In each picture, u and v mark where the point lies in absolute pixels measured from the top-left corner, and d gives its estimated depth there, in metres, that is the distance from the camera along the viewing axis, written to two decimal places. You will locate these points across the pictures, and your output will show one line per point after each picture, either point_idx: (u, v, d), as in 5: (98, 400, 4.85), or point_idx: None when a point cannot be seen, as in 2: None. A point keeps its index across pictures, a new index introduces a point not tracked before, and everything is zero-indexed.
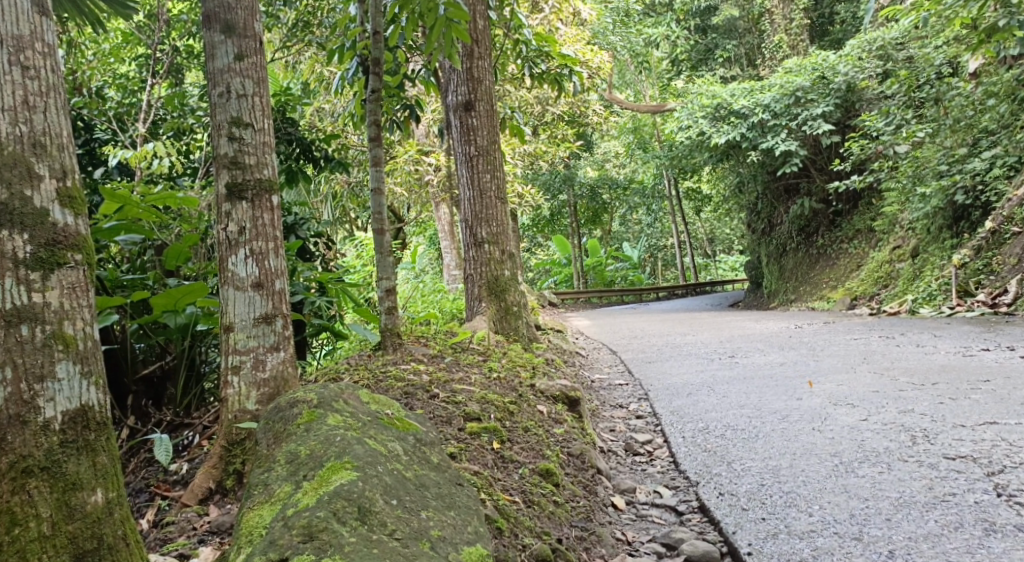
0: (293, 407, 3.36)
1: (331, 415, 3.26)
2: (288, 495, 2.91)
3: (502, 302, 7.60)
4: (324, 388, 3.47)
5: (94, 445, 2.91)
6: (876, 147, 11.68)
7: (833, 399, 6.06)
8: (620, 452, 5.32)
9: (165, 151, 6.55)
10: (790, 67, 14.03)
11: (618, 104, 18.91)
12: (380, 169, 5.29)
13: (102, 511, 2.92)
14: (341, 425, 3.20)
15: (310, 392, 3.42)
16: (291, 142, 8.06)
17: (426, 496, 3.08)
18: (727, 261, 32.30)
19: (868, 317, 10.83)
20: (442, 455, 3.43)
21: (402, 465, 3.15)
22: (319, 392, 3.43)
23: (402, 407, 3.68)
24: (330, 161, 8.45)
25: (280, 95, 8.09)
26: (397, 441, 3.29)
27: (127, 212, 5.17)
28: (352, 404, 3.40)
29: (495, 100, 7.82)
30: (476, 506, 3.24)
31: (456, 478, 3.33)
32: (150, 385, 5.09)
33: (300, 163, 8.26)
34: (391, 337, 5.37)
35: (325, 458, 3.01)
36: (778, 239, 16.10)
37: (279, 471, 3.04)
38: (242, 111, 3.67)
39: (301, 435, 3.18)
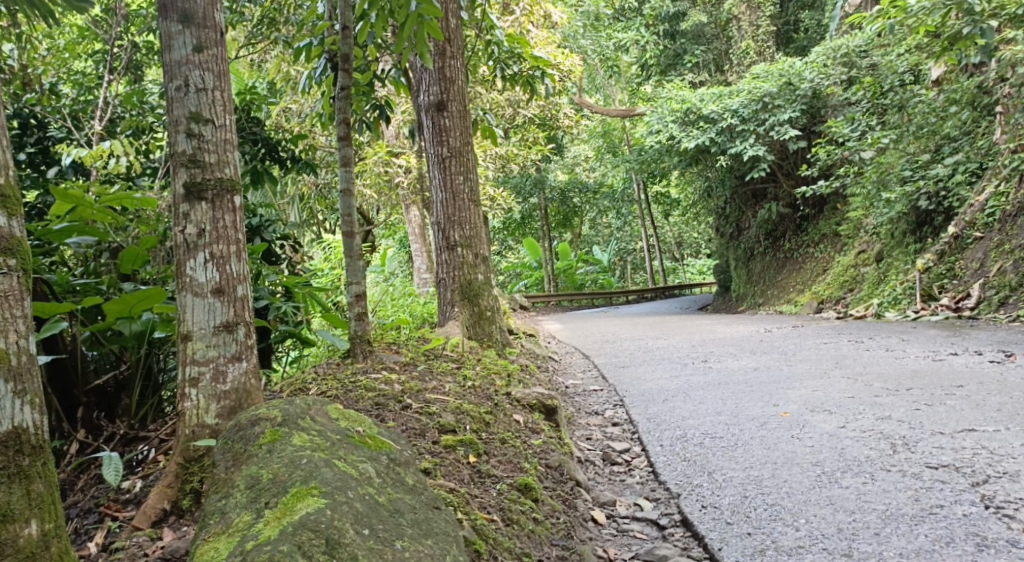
0: (255, 426, 3.22)
1: (297, 434, 3.14)
2: (248, 525, 2.79)
3: (474, 307, 7.41)
4: (287, 404, 3.32)
5: (28, 471, 2.94)
6: (843, 153, 11.65)
7: (810, 405, 5.95)
8: (597, 461, 5.16)
9: (122, 149, 6.27)
10: (758, 72, 13.99)
11: (587, 108, 18.80)
12: (349, 169, 5.07)
13: (38, 544, 2.95)
14: (308, 446, 3.08)
15: (273, 409, 3.29)
16: (257, 142, 7.81)
17: (401, 524, 2.91)
18: (694, 265, 32.35)
19: (835, 320, 10.80)
20: (417, 476, 3.26)
21: (375, 489, 3.00)
22: (282, 409, 3.29)
23: (374, 423, 3.53)
24: (298, 162, 8.20)
25: (244, 94, 7.85)
26: (368, 462, 3.14)
27: (82, 213, 4.91)
28: (320, 421, 3.26)
29: (468, 100, 7.63)
30: (454, 531, 3.07)
31: (432, 501, 3.16)
32: (104, 396, 4.85)
33: (266, 164, 8.00)
34: (361, 344, 5.15)
35: (290, 483, 2.90)
36: (745, 243, 16.07)
37: (239, 498, 2.92)
38: (201, 106, 3.45)
39: (264, 456, 3.05)
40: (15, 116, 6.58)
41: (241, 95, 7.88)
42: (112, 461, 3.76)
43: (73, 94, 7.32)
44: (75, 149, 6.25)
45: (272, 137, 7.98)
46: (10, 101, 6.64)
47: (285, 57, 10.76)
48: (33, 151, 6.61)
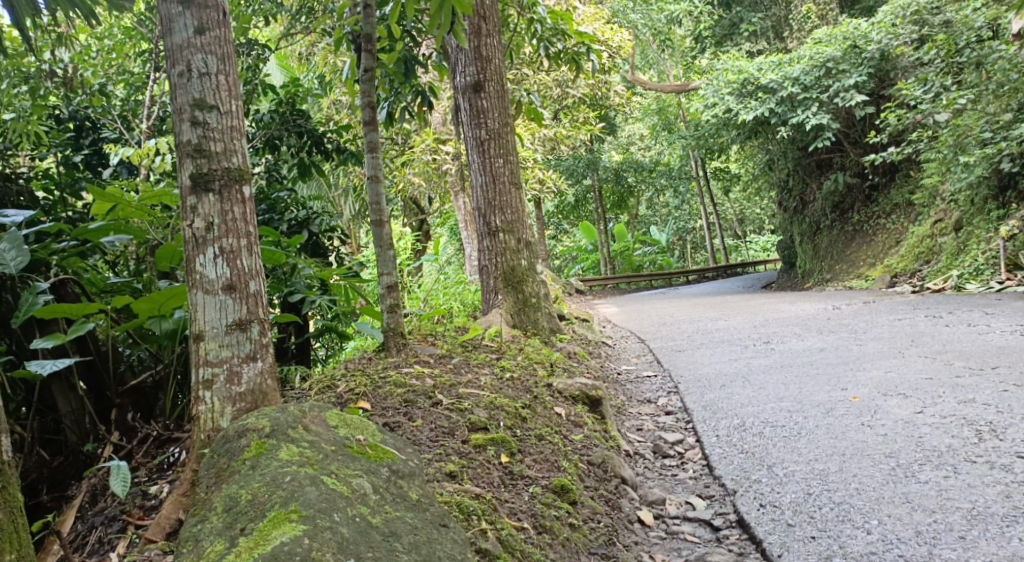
0: (242, 438, 3.04)
1: (284, 446, 2.97)
2: (220, 555, 2.67)
3: (519, 294, 7.17)
4: (279, 411, 3.12)
5: None
6: (915, 117, 11.07)
7: (881, 389, 5.57)
8: (648, 454, 4.90)
9: (169, 146, 6.11)
10: (820, 37, 13.38)
11: (642, 85, 18.33)
12: (376, 155, 4.87)
13: None
14: (296, 460, 2.91)
15: (261, 418, 3.08)
16: (302, 135, 7.66)
17: (395, 549, 2.73)
18: (757, 242, 31.62)
19: (910, 295, 10.30)
20: (422, 489, 3.07)
21: (369, 510, 2.83)
22: (272, 417, 3.09)
23: (380, 429, 3.32)
24: (343, 152, 8.04)
25: (289, 86, 7.72)
26: (364, 476, 2.95)
27: (120, 212, 4.75)
28: (314, 430, 3.07)
29: (506, 80, 7.37)
30: (462, 552, 2.88)
31: (439, 519, 2.98)
32: (140, 397, 4.63)
33: (312, 156, 7.85)
34: (394, 338, 4.95)
35: (269, 506, 2.75)
36: (810, 217, 15.50)
37: (215, 523, 2.78)
38: (205, 92, 3.25)
39: (246, 473, 2.89)
40: (71, 118, 6.51)
41: (285, 86, 7.76)
42: (120, 472, 3.48)
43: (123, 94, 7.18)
44: (122, 148, 6.13)
45: (317, 128, 7.82)
46: (64, 104, 6.58)
47: (331, 47, 10.66)
48: (87, 154, 6.48)
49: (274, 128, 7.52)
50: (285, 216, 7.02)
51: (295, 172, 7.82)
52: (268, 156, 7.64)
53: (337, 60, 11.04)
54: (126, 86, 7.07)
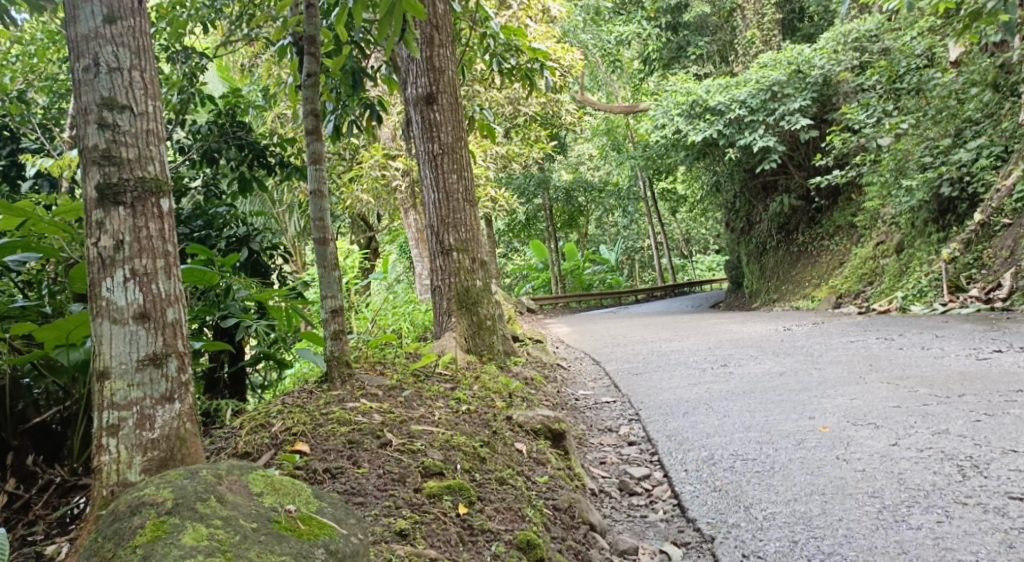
0: (135, 516, 2.57)
1: (191, 529, 2.51)
2: None
3: (473, 316, 6.76)
4: (187, 479, 2.65)
5: None
6: (858, 140, 10.88)
7: (850, 418, 5.28)
8: (613, 491, 4.53)
9: None
10: (766, 60, 13.25)
11: (591, 105, 18.11)
12: (320, 167, 4.44)
13: None
14: (204, 547, 2.47)
15: (161, 489, 2.62)
16: (244, 148, 7.18)
17: None
18: (703, 261, 31.71)
19: (856, 316, 10.14)
20: None
21: None
22: (176, 487, 2.62)
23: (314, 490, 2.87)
24: (288, 167, 7.56)
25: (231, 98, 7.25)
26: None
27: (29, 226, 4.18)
28: (230, 502, 2.62)
29: (459, 92, 6.99)
30: None
31: None
32: (41, 439, 4.24)
33: (254, 171, 7.35)
34: (339, 368, 4.50)
35: None
36: (757, 237, 15.38)
37: None
38: (116, 90, 2.82)
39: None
40: None
41: (227, 97, 7.33)
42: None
43: (44, 103, 6.53)
44: (40, 159, 5.60)
45: (260, 141, 7.34)
46: None
47: (273, 58, 10.18)
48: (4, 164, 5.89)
49: (213, 140, 7.04)
50: (223, 233, 6.55)
51: (236, 187, 7.34)
52: (206, 170, 7.10)
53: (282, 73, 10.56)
54: (48, 93, 6.48)
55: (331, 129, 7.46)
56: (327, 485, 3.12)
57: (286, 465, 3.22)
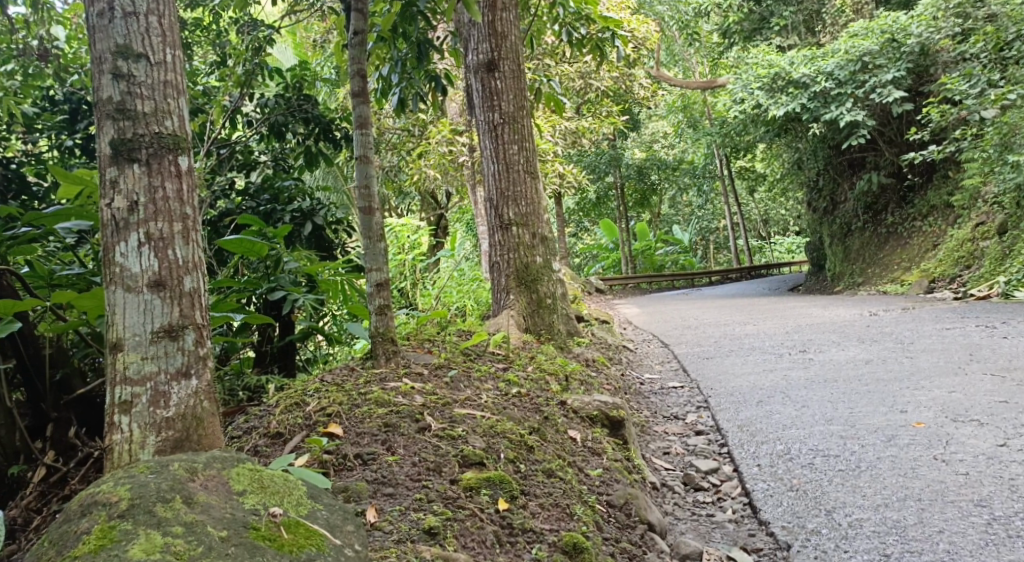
0: (84, 518, 2.33)
1: (140, 540, 2.26)
2: None
3: (533, 294, 6.45)
4: (154, 472, 2.42)
5: None
6: (959, 113, 10.11)
7: (948, 413, 4.85)
8: (678, 487, 4.35)
9: None
10: (855, 30, 12.52)
11: (666, 80, 17.50)
12: (366, 131, 4.18)
13: None
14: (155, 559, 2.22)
15: (120, 485, 2.39)
16: (309, 121, 6.97)
17: None
18: (782, 243, 30.78)
19: (954, 302, 9.54)
20: None
21: None
22: (138, 483, 2.38)
23: (307, 489, 2.59)
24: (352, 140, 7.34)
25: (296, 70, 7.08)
26: None
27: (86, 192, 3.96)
28: (201, 503, 2.38)
29: (524, 59, 6.66)
30: None
31: None
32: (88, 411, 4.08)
33: (316, 143, 7.16)
34: (384, 345, 4.25)
35: None
36: (841, 218, 14.65)
37: None
38: (132, 36, 2.58)
39: None
40: (64, 100, 5.42)
41: (293, 70, 7.18)
42: None
43: None
44: None
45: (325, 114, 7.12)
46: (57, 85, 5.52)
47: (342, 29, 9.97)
48: (81, 140, 5.43)
49: (278, 111, 6.86)
50: (287, 206, 6.35)
51: (301, 161, 7.18)
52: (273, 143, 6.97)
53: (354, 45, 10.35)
54: None
55: (395, 102, 7.22)
56: (355, 473, 2.86)
57: (313, 450, 2.96)
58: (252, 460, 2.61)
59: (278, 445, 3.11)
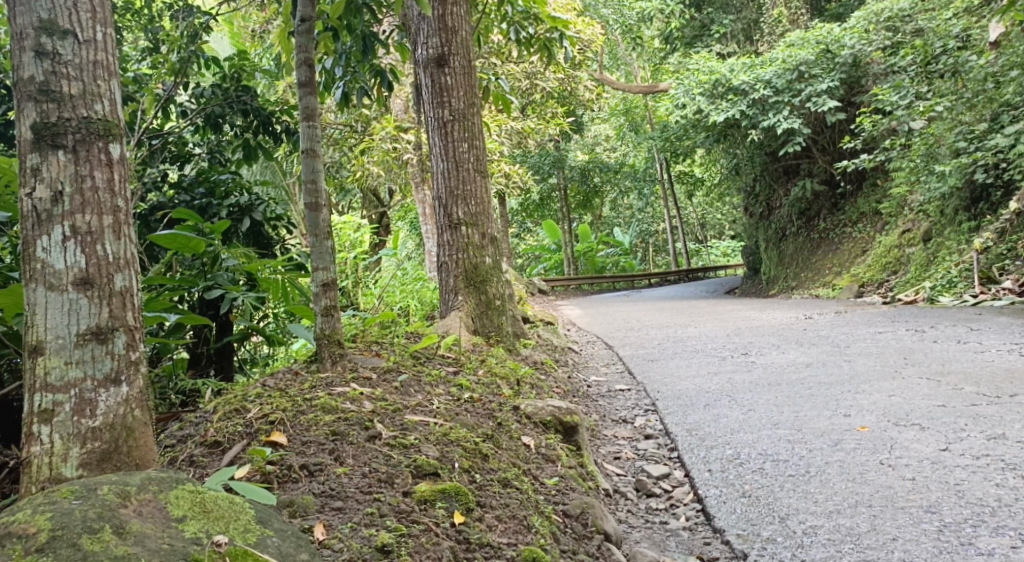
0: None
1: None
2: None
3: (481, 295, 6.31)
4: (78, 499, 2.23)
5: None
6: (888, 124, 10.19)
7: (889, 417, 4.86)
8: (631, 494, 4.26)
9: None
10: (792, 39, 12.65)
11: (609, 84, 17.51)
12: (313, 124, 3.99)
13: None
14: None
15: (38, 514, 2.19)
16: (249, 113, 6.72)
17: None
18: (719, 246, 31.20)
19: (880, 305, 9.67)
20: None
21: None
22: (60, 512, 2.19)
23: (252, 513, 2.41)
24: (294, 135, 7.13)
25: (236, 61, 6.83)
26: None
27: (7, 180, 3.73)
28: (135, 532, 2.19)
29: (473, 55, 6.52)
30: None
31: None
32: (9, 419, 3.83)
33: (256, 138, 6.92)
34: (329, 348, 4.06)
35: None
36: (777, 223, 14.80)
37: None
38: (57, 11, 2.40)
39: None
40: None
41: (231, 59, 6.88)
42: None
43: None
44: None
45: (265, 107, 6.88)
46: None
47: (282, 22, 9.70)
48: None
49: (216, 103, 6.61)
50: (224, 202, 6.11)
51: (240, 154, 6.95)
52: (210, 136, 6.73)
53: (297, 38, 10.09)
54: None
55: (338, 96, 7.03)
56: (301, 486, 2.68)
57: (255, 461, 2.77)
58: (191, 479, 2.45)
59: (217, 455, 2.92)
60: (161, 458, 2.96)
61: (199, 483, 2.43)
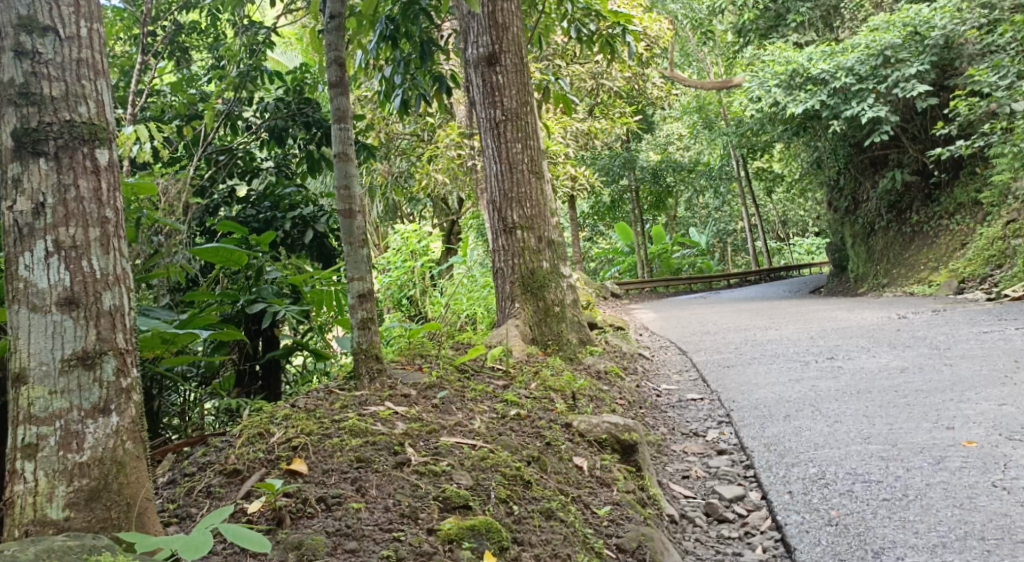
0: None
1: None
2: None
3: (540, 302, 6.00)
4: None
5: None
6: (987, 106, 9.43)
7: (1002, 430, 4.41)
8: (700, 519, 3.97)
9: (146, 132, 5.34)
10: (875, 23, 11.97)
11: (680, 81, 16.99)
12: (345, 125, 3.75)
13: None
14: None
15: None
16: (312, 125, 6.52)
17: None
18: (801, 244, 30.21)
19: (986, 303, 9.04)
20: None
21: None
22: None
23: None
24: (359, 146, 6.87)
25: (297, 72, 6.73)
26: None
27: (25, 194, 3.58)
28: None
29: (525, 51, 6.23)
30: None
31: None
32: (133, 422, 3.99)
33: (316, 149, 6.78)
34: (367, 363, 3.82)
35: None
36: (864, 217, 14.08)
37: None
38: (36, 6, 2.32)
39: None
40: None
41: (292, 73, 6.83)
42: None
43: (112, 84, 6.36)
44: None
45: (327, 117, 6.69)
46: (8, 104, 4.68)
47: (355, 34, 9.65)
48: None
49: (279, 116, 6.46)
50: (288, 214, 5.99)
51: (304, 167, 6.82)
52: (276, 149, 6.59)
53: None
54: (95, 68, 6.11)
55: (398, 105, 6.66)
56: (315, 523, 2.44)
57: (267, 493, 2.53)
58: (108, 552, 2.19)
59: (236, 485, 2.68)
60: (179, 489, 2.72)
61: (115, 558, 2.17)
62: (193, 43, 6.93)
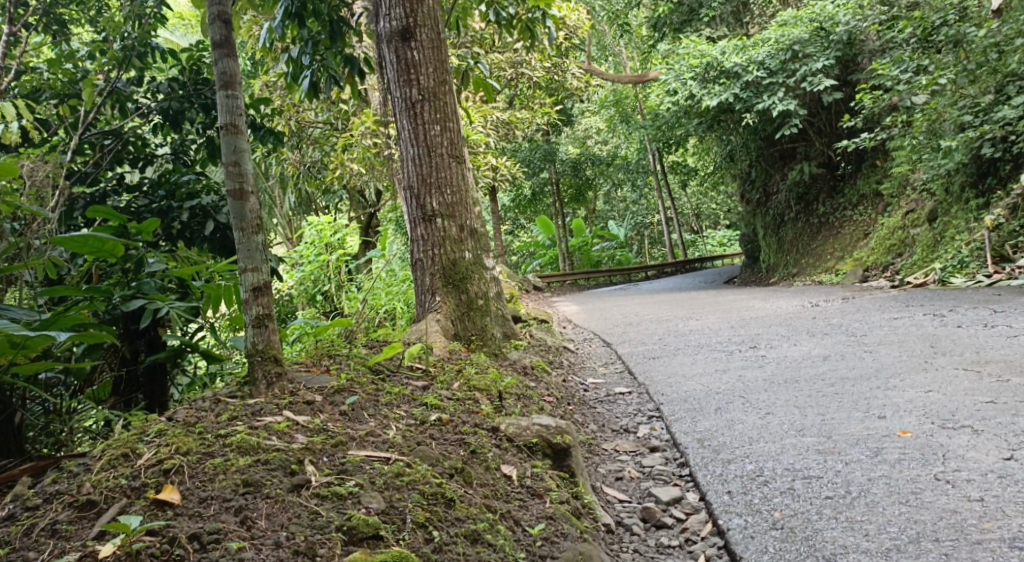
0: None
1: None
2: None
3: (462, 294, 5.60)
4: None
5: None
6: (889, 99, 9.10)
7: (933, 418, 4.19)
8: (637, 525, 3.63)
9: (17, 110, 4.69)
10: (784, 18, 11.86)
11: (596, 74, 16.71)
12: (233, 93, 3.28)
13: None
14: None
15: None
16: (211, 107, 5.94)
17: None
18: (715, 236, 30.60)
19: (891, 290, 8.81)
20: None
21: None
22: None
23: None
24: (261, 131, 6.32)
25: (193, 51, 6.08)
26: None
27: None
28: None
29: (441, 24, 5.75)
30: None
31: None
32: None
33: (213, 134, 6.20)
34: (265, 366, 3.36)
35: None
36: (773, 209, 14.02)
37: None
38: None
39: None
40: None
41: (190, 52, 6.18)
42: None
43: None
44: None
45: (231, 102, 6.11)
46: None
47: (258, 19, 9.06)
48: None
49: (175, 98, 5.81)
50: (186, 203, 5.26)
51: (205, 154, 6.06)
52: (173, 135, 5.95)
53: (258, 31, 9.34)
54: None
55: (308, 88, 6.06)
56: None
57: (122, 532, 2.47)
58: None
59: (87, 520, 2.58)
60: (15, 527, 2.59)
61: None
62: (72, 16, 6.10)
